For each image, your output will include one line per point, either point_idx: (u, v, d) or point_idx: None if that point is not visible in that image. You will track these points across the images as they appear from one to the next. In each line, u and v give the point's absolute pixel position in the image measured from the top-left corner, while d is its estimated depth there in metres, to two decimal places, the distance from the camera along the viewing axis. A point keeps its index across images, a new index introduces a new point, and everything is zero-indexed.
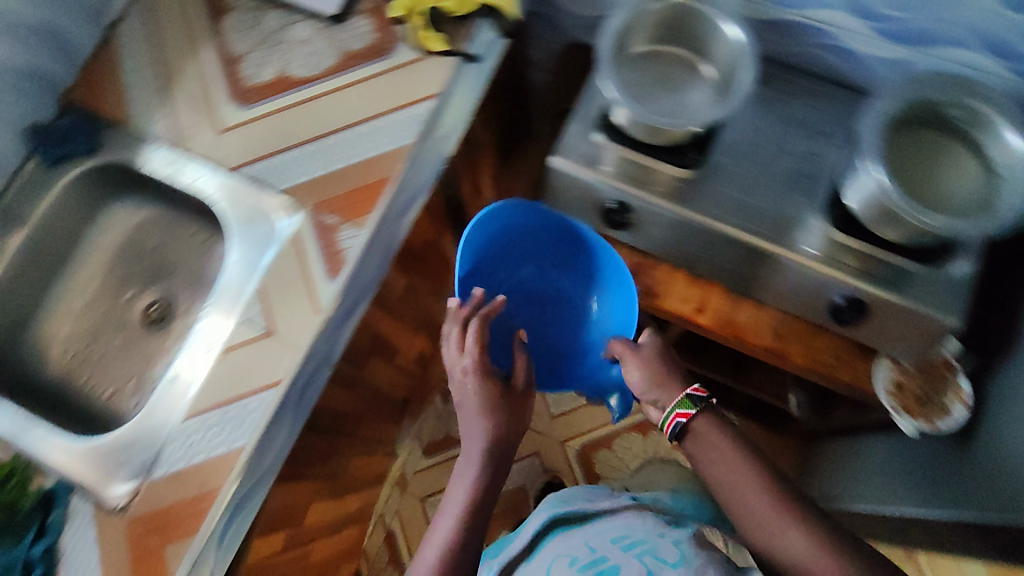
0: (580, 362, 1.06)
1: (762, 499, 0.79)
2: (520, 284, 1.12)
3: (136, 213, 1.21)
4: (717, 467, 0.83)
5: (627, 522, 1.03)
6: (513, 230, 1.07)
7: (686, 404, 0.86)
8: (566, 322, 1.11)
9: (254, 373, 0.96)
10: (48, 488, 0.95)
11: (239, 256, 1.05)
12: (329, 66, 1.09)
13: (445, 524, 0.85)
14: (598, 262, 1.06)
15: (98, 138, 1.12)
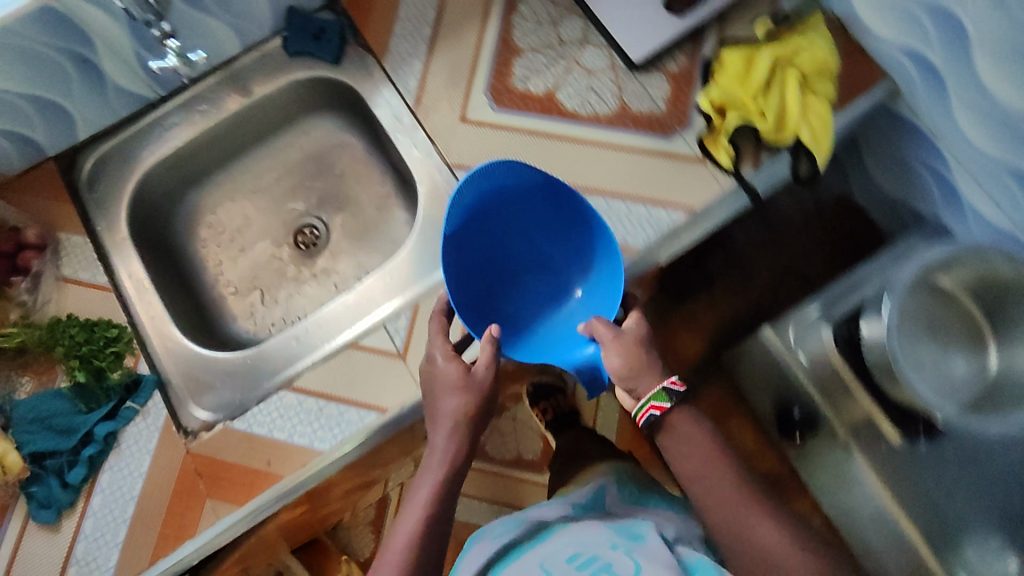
0: (550, 343, 0.86)
1: (764, 530, 0.74)
2: (502, 256, 0.87)
3: (340, 131, 1.15)
4: (715, 481, 0.77)
5: (578, 535, 0.86)
6: (498, 193, 0.82)
7: (660, 396, 0.77)
8: (534, 300, 0.89)
9: (366, 386, 0.91)
10: (138, 375, 0.93)
11: (412, 254, 0.98)
12: (601, 113, 0.95)
13: (409, 515, 0.79)
14: (593, 241, 0.85)
15: (349, 54, 1.04)
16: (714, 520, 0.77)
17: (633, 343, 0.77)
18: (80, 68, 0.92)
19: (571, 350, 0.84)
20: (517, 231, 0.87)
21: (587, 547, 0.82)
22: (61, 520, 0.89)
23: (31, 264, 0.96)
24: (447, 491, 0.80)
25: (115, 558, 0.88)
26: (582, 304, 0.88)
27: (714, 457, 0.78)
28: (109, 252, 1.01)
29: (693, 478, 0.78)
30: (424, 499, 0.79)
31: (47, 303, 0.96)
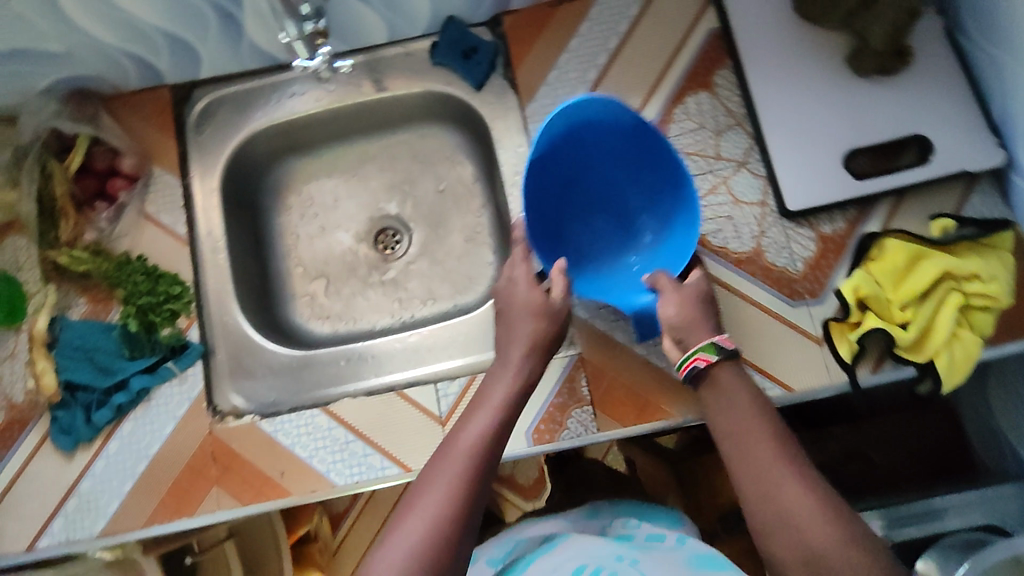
0: (615, 281, 0.91)
1: (798, 495, 0.66)
2: (581, 189, 0.91)
3: (458, 149, 1.12)
4: (750, 442, 0.71)
5: (579, 547, 0.78)
6: (589, 133, 0.86)
7: (709, 347, 0.78)
8: (603, 243, 0.93)
9: (399, 437, 0.89)
10: (186, 341, 0.92)
11: (485, 319, 0.95)
12: (733, 248, 0.89)
13: (475, 423, 0.75)
14: (675, 195, 0.88)
15: (492, 83, 1.00)
16: (749, 494, 0.69)
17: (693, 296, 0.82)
18: (223, 21, 0.89)
19: (634, 295, 0.88)
20: (602, 169, 0.90)
21: (592, 559, 0.75)
22: (75, 451, 0.91)
23: (119, 194, 0.95)
24: (507, 426, 0.76)
25: (113, 508, 0.89)
26: (651, 251, 0.91)
27: (762, 424, 0.72)
28: (193, 198, 0.98)
29: (727, 436, 0.74)
30: (490, 415, 0.76)
31: (123, 236, 0.95)
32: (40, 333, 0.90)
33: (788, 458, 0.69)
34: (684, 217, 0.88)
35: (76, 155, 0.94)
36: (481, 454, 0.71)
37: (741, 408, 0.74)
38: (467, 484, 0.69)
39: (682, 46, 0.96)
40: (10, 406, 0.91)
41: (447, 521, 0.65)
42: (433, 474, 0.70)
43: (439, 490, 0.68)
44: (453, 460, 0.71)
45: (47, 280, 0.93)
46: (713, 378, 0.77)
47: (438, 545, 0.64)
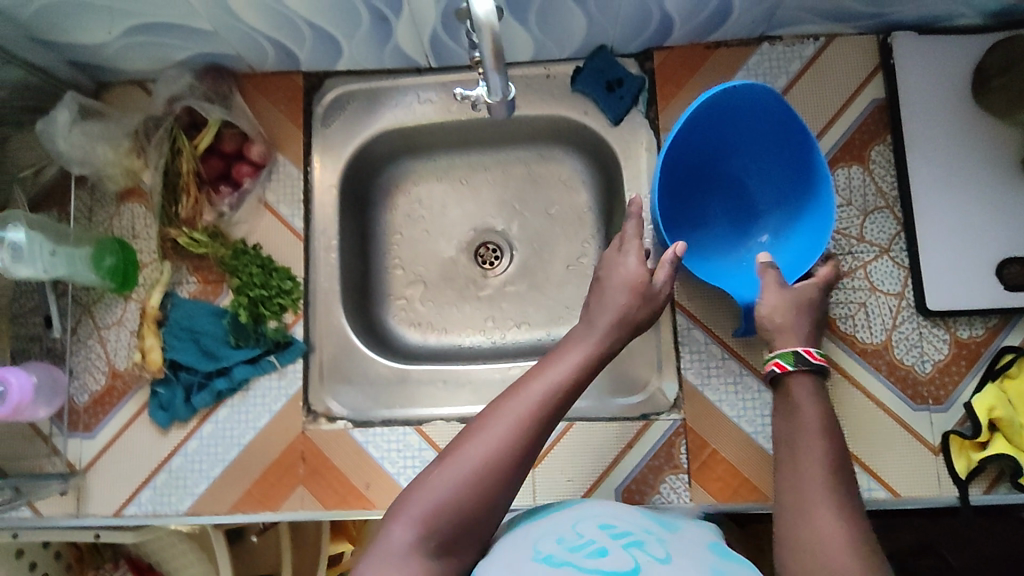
0: (731, 275, 0.87)
1: (827, 520, 0.63)
2: (708, 171, 0.87)
3: (576, 175, 1.09)
4: (801, 458, 0.69)
5: (610, 508, 0.72)
6: (728, 114, 0.81)
7: (785, 356, 0.75)
8: (721, 232, 0.89)
9: None
10: (291, 338, 0.93)
11: None
12: (861, 337, 0.87)
13: (553, 372, 0.72)
14: (809, 193, 0.83)
15: (633, 121, 0.96)
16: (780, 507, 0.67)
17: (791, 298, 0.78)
18: (375, 23, 0.86)
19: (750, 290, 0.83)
20: (745, 153, 0.86)
21: (623, 521, 0.68)
22: (169, 427, 0.91)
23: (244, 180, 0.94)
24: (583, 382, 0.73)
25: (200, 489, 0.91)
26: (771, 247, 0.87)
27: (817, 449, 0.69)
28: (312, 193, 0.97)
29: (782, 443, 0.72)
30: (568, 368, 0.72)
31: (241, 223, 0.94)
32: (153, 309, 0.91)
33: (834, 483, 0.66)
34: (814, 226, 0.82)
35: (207, 135, 0.92)
36: (548, 409, 0.68)
37: (803, 425, 0.71)
38: (530, 431, 0.67)
39: (840, 115, 0.91)
40: (114, 373, 0.93)
41: (503, 461, 0.65)
42: (499, 411, 0.68)
43: (502, 431, 0.66)
44: (512, 403, 0.69)
45: (164, 257, 0.93)
46: (784, 395, 0.75)
47: (487, 479, 0.64)
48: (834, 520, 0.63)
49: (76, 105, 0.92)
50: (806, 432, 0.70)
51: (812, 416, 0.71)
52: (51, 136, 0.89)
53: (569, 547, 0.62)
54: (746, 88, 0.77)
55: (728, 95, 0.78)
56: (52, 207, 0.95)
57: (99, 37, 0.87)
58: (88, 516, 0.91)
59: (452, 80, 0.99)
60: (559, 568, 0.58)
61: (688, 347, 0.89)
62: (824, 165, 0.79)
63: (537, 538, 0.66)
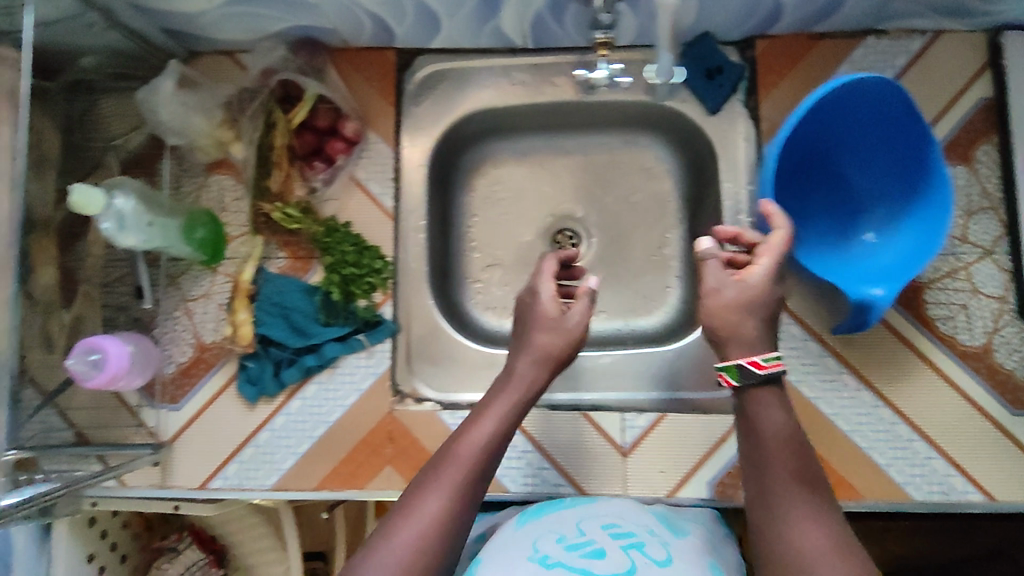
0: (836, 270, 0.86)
1: (815, 537, 0.62)
2: (815, 165, 0.87)
3: (659, 162, 1.07)
4: (777, 472, 0.65)
5: (620, 507, 0.79)
6: (842, 111, 0.81)
7: (732, 372, 0.69)
8: (824, 226, 0.88)
9: (578, 457, 0.89)
10: (381, 317, 0.92)
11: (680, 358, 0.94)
12: (962, 341, 0.87)
13: (479, 429, 0.73)
14: (920, 193, 0.82)
15: (731, 110, 0.95)
16: (763, 529, 0.64)
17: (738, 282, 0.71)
18: (482, 2, 0.84)
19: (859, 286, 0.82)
20: (855, 152, 0.85)
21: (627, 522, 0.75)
22: (257, 402, 0.91)
23: (337, 156, 0.93)
24: (510, 432, 0.75)
25: (288, 465, 0.90)
26: (876, 245, 0.86)
27: (792, 461, 0.66)
28: (402, 172, 0.96)
29: (748, 456, 0.68)
30: (495, 423, 0.74)
31: (332, 200, 0.94)
32: (246, 282, 0.90)
33: (814, 496, 0.64)
34: (927, 226, 0.81)
35: (302, 109, 0.91)
36: (479, 464, 0.71)
37: (770, 440, 0.67)
38: (462, 494, 0.69)
39: (947, 114, 0.90)
40: (201, 346, 0.92)
41: (441, 529, 0.66)
42: (433, 482, 0.69)
43: (434, 503, 0.67)
44: (450, 467, 0.70)
45: (256, 232, 0.92)
46: (742, 408, 0.70)
47: (434, 541, 0.66)
48: (824, 537, 0.61)
49: (177, 74, 0.91)
50: (773, 444, 0.67)
51: (778, 425, 0.67)
52: (151, 103, 0.90)
53: (568, 547, 0.70)
54: (873, 83, 0.76)
55: (848, 90, 0.78)
56: (139, 173, 0.94)
57: (199, 5, 0.85)
58: (172, 487, 0.90)
59: (546, 63, 0.98)
60: (553, 569, 0.65)
61: (786, 342, 0.89)
62: (942, 166, 0.78)
63: (539, 536, 0.73)
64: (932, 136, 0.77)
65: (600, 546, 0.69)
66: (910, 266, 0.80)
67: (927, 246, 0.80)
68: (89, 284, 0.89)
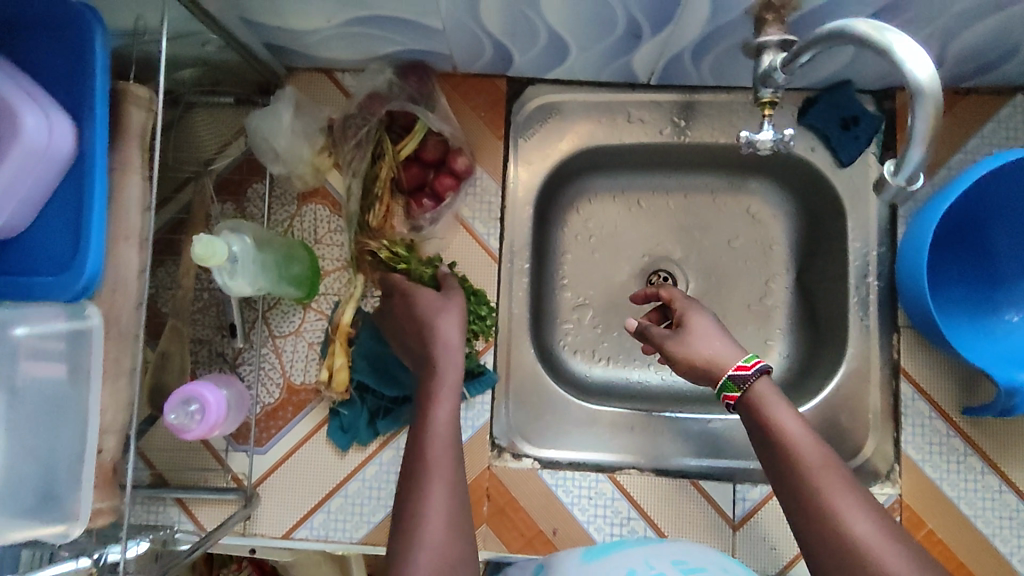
0: (978, 347, 0.79)
1: (864, 524, 0.58)
2: (962, 234, 0.81)
3: (768, 209, 1.01)
4: (807, 468, 0.62)
5: (685, 546, 0.75)
6: (1008, 181, 0.75)
7: (731, 386, 0.69)
8: (965, 299, 0.82)
9: (685, 527, 0.85)
10: (482, 368, 0.87)
11: None
12: None
13: (437, 418, 0.70)
14: None
15: (864, 165, 0.89)
16: (812, 531, 0.60)
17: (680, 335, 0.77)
18: (622, 38, 0.78)
19: (1008, 368, 0.76)
20: (1005, 223, 0.80)
21: (697, 560, 0.71)
22: (348, 450, 0.86)
23: (445, 194, 0.87)
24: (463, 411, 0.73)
25: (377, 518, 0.85)
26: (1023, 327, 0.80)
27: (818, 457, 0.63)
28: (509, 210, 0.90)
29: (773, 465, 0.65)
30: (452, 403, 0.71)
31: (436, 240, 0.88)
32: (345, 325, 0.83)
33: (851, 487, 0.61)
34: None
35: (412, 141, 0.85)
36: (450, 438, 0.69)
37: (791, 436, 0.64)
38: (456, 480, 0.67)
39: None
40: (290, 388, 0.87)
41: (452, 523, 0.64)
42: (428, 481, 0.66)
43: (433, 496, 0.65)
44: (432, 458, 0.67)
45: (355, 270, 0.86)
46: (749, 414, 0.68)
47: (454, 533, 0.63)
48: (871, 522, 0.58)
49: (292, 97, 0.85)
50: (795, 441, 0.64)
51: (793, 421, 0.65)
52: (270, 134, 0.83)
53: None
54: None
55: (1016, 163, 0.73)
56: (227, 199, 0.88)
57: (315, 23, 0.78)
58: (254, 536, 0.85)
59: (667, 100, 0.92)
60: None
61: (911, 419, 0.84)
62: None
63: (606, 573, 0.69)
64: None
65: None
66: None
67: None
68: (178, 318, 0.82)
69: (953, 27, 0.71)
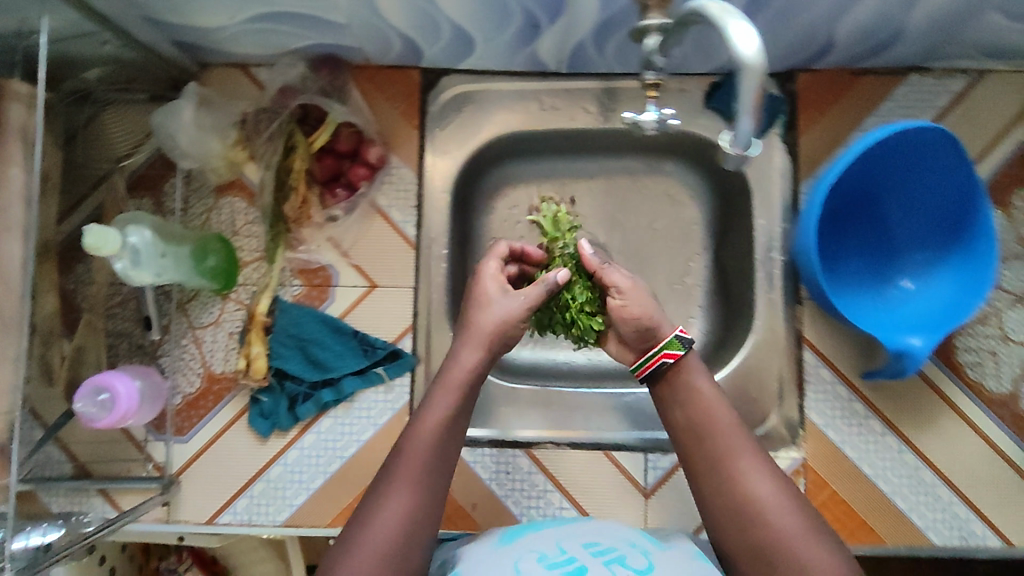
0: (870, 315, 0.82)
1: (765, 487, 0.63)
2: (856, 206, 0.84)
3: (685, 189, 1.03)
4: (717, 434, 0.66)
5: (602, 527, 0.68)
6: (893, 155, 0.78)
7: (675, 342, 0.69)
8: (859, 270, 0.85)
9: (600, 497, 0.88)
10: (399, 350, 0.89)
11: None
12: (988, 390, 0.86)
13: (429, 417, 0.64)
14: (966, 244, 0.80)
15: (768, 146, 0.89)
16: (710, 492, 0.64)
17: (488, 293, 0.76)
18: (522, 28, 0.80)
19: (897, 334, 0.79)
20: (896, 196, 0.82)
21: (607, 539, 0.65)
22: (269, 436, 0.88)
23: (359, 183, 0.90)
24: (466, 415, 0.67)
25: (300, 501, 0.87)
26: (913, 295, 0.83)
27: (733, 427, 0.66)
28: (426, 199, 0.92)
29: (685, 431, 0.68)
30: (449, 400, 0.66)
31: (353, 229, 0.90)
32: (261, 315, 0.87)
33: (757, 452, 0.65)
34: (971, 275, 0.79)
35: (323, 133, 0.87)
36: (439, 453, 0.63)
37: (705, 404, 0.67)
38: (425, 488, 0.61)
39: (990, 158, 0.88)
40: (211, 376, 0.89)
41: (405, 542, 0.58)
42: (393, 484, 0.61)
43: (401, 498, 0.60)
44: (408, 467, 0.62)
45: (271, 260, 0.89)
46: (667, 385, 0.70)
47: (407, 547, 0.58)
48: (772, 483, 0.63)
49: (195, 95, 0.87)
50: (711, 405, 0.67)
51: (710, 389, 0.69)
52: None
53: (548, 565, 0.59)
54: (926, 131, 0.74)
55: (899, 137, 0.75)
56: (144, 194, 0.90)
57: (219, 20, 0.79)
58: (178, 522, 0.88)
59: (579, 88, 0.94)
60: None
61: (813, 386, 0.87)
62: (989, 216, 0.76)
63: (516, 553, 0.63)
64: (980, 186, 0.76)
65: (580, 562, 0.60)
66: (953, 316, 0.78)
67: (970, 296, 0.78)
68: (92, 312, 0.86)
69: (836, 8, 0.73)
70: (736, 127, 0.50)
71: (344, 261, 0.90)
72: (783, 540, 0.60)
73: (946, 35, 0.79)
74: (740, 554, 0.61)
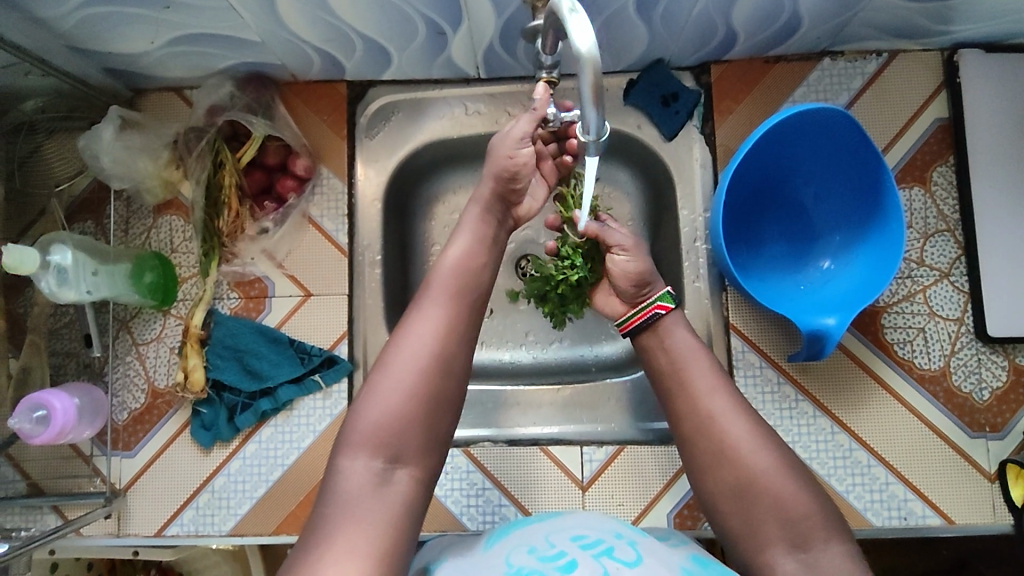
0: (787, 298, 0.84)
1: (739, 426, 0.67)
2: (772, 189, 0.87)
3: None
4: (691, 375, 0.71)
5: (584, 518, 0.68)
6: (799, 135, 0.81)
7: (665, 297, 0.77)
8: (779, 251, 0.88)
9: (540, 493, 0.89)
10: (335, 356, 0.91)
11: (633, 389, 0.94)
12: (918, 366, 0.87)
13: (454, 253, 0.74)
14: (877, 222, 0.81)
15: (687, 136, 0.93)
16: (694, 431, 0.69)
17: (499, 201, 0.77)
18: (432, 36, 0.82)
19: (810, 314, 0.80)
20: (808, 176, 0.86)
21: (593, 531, 0.65)
22: (212, 448, 0.90)
23: (288, 195, 0.93)
24: (488, 250, 0.75)
25: (244, 510, 0.89)
26: (831, 274, 0.85)
27: (707, 374, 0.71)
28: (357, 208, 0.94)
29: (666, 374, 0.73)
30: (472, 236, 0.75)
31: (286, 240, 0.93)
32: (195, 328, 0.89)
33: (725, 388, 0.70)
34: (885, 250, 0.80)
35: (250, 148, 0.91)
36: (461, 276, 0.72)
37: (680, 352, 0.73)
38: (461, 310, 0.70)
39: (906, 137, 0.89)
40: (154, 392, 0.91)
41: (441, 350, 0.66)
42: (424, 302, 0.69)
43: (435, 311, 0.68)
44: (436, 294, 0.70)
45: (207, 274, 0.92)
46: (649, 330, 0.76)
47: (439, 361, 0.66)
48: (744, 420, 0.68)
49: (118, 118, 0.88)
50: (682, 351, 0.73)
51: (681, 334, 0.75)
52: (96, 150, 0.87)
53: (540, 557, 0.60)
54: (825, 111, 0.77)
55: (798, 118, 0.78)
56: (87, 217, 0.92)
57: (141, 46, 0.82)
58: (128, 535, 0.89)
59: (502, 91, 0.96)
60: None
61: (742, 371, 0.88)
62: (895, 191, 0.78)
63: (508, 550, 0.64)
64: (883, 162, 0.78)
65: (569, 556, 0.60)
66: (868, 291, 0.79)
67: (884, 271, 0.79)
68: (36, 332, 0.85)
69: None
70: (584, 114, 0.54)
71: (279, 272, 0.93)
72: (757, 476, 0.65)
73: (846, 16, 0.81)
74: (719, 484, 0.67)
